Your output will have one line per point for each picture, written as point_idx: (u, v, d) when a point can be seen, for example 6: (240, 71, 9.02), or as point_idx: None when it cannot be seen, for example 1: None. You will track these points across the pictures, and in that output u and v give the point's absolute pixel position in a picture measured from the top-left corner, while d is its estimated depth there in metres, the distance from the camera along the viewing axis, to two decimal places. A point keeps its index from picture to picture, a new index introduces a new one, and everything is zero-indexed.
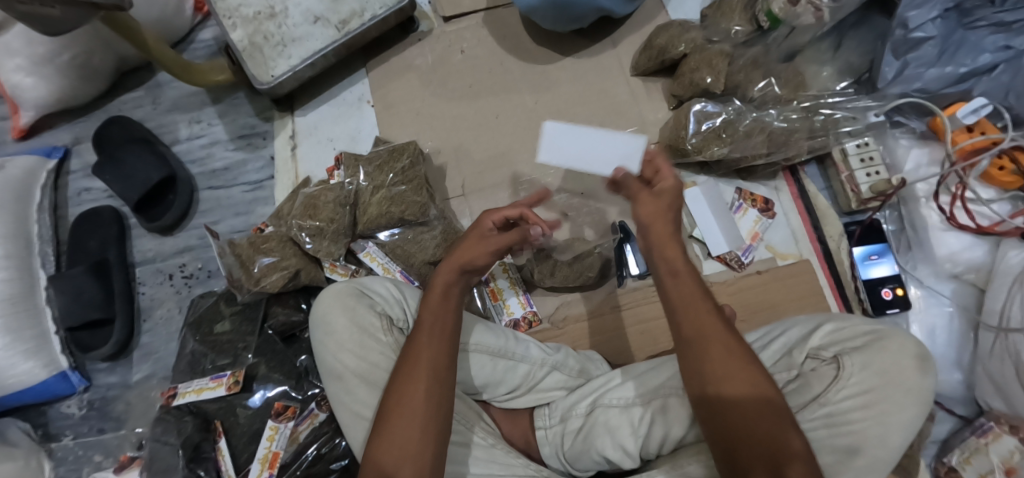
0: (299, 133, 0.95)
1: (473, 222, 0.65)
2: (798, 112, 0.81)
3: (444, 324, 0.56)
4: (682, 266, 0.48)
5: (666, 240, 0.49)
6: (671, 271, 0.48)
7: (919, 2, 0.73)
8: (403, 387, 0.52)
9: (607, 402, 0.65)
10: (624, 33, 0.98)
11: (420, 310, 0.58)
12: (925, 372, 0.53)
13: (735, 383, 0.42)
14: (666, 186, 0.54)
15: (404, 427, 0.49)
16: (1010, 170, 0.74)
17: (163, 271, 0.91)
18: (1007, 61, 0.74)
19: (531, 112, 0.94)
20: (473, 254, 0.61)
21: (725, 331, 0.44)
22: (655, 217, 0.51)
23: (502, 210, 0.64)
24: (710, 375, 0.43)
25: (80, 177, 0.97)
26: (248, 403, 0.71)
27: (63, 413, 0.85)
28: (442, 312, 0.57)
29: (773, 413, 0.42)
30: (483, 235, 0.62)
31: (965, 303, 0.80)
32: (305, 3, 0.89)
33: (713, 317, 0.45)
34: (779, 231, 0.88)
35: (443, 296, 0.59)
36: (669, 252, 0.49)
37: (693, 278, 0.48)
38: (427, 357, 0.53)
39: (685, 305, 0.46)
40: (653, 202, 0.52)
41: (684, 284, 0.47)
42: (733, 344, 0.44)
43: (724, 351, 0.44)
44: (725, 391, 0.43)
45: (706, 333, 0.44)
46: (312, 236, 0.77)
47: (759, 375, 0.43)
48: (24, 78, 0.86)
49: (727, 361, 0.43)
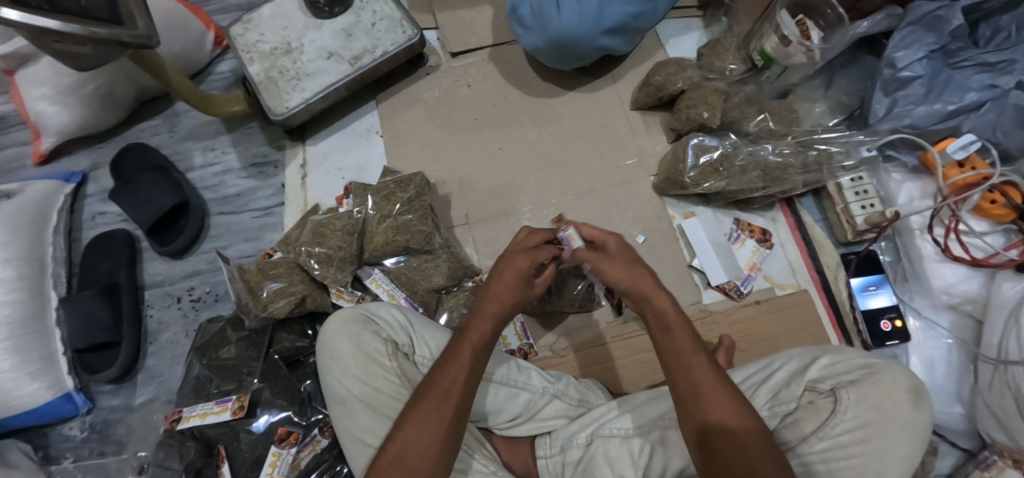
0: (310, 163, 0.98)
1: (505, 259, 0.64)
2: (792, 147, 0.85)
3: (477, 367, 0.57)
4: (675, 321, 0.54)
5: (655, 298, 0.55)
6: (664, 328, 0.53)
7: (906, 43, 0.77)
8: (425, 420, 0.52)
9: (607, 433, 0.65)
10: (623, 70, 1.02)
11: (454, 344, 0.59)
12: (920, 406, 0.54)
13: (724, 418, 0.47)
14: (619, 252, 0.62)
15: (420, 463, 0.50)
16: (1001, 203, 0.77)
17: (172, 295, 0.92)
18: (993, 100, 0.77)
19: (534, 144, 0.97)
20: (509, 298, 0.61)
21: (714, 376, 0.49)
22: (634, 281, 0.58)
23: (538, 250, 0.65)
24: (702, 411, 0.48)
25: (96, 201, 1.00)
26: (252, 428, 0.71)
27: (64, 435, 0.85)
28: (480, 357, 0.58)
29: (756, 445, 0.45)
30: (525, 276, 0.62)
31: (964, 336, 0.80)
32: (320, 40, 0.93)
33: (703, 363, 0.50)
34: (777, 262, 0.89)
35: (483, 340, 0.59)
36: (659, 310, 0.55)
37: (686, 331, 0.53)
38: (456, 395, 0.54)
39: (678, 356, 0.51)
40: (620, 267, 0.59)
41: (676, 336, 0.52)
42: (717, 385, 0.48)
43: (714, 395, 0.48)
44: (715, 427, 0.47)
45: (696, 379, 0.49)
46: (320, 263, 0.79)
47: (744, 414, 0.47)
48: (49, 106, 0.90)
49: (716, 402, 0.47)
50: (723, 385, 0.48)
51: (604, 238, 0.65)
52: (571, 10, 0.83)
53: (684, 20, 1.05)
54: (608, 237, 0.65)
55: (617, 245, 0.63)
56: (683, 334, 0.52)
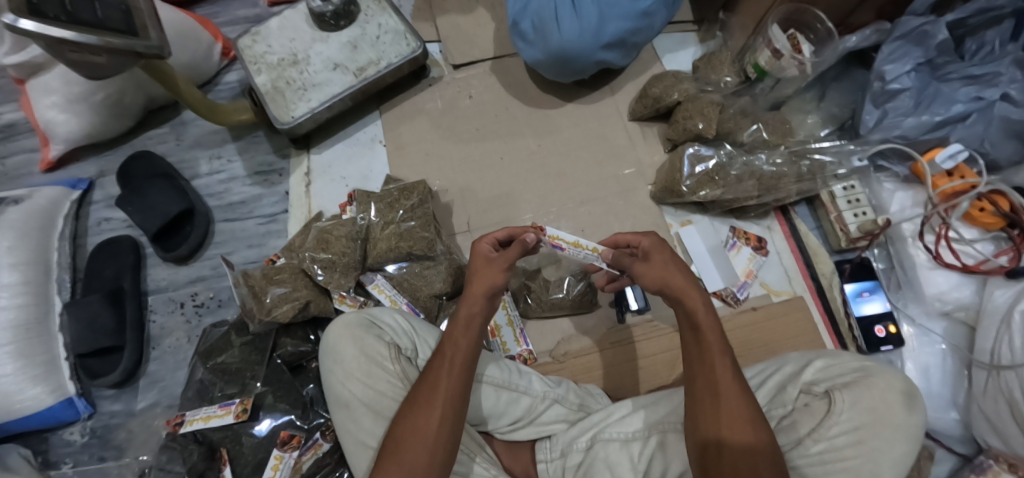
0: (314, 171, 0.99)
1: (470, 254, 0.67)
2: (785, 157, 0.86)
3: (464, 355, 0.59)
4: (707, 323, 0.54)
5: (685, 291, 0.56)
6: (694, 326, 0.54)
7: (894, 57, 0.79)
8: (418, 411, 0.55)
9: (606, 437, 0.66)
10: (622, 83, 1.04)
11: (442, 338, 0.61)
12: (911, 408, 0.55)
13: (736, 430, 0.48)
14: (651, 248, 0.61)
15: (414, 452, 0.52)
16: (990, 211, 0.78)
17: (175, 300, 0.93)
18: (980, 111, 0.79)
19: (534, 154, 0.99)
20: (479, 280, 0.62)
21: (738, 388, 0.51)
22: (666, 277, 0.57)
23: (490, 234, 0.68)
24: (717, 420, 0.49)
25: (102, 207, 1.01)
26: (254, 432, 0.72)
27: (65, 440, 0.86)
28: (463, 343, 0.59)
29: (765, 460, 0.47)
30: (487, 258, 0.64)
31: (957, 342, 0.81)
32: (326, 52, 0.96)
33: (727, 371, 0.51)
34: (773, 270, 0.90)
35: (466, 326, 0.60)
36: (691, 310, 0.55)
37: (718, 335, 0.54)
38: (445, 385, 0.56)
39: (705, 359, 0.53)
40: (654, 267, 0.59)
41: (707, 339, 0.53)
42: (739, 394, 0.50)
43: (733, 408, 0.49)
44: (727, 436, 0.48)
45: (718, 388, 0.51)
46: (323, 268, 0.80)
47: (758, 428, 0.49)
48: (59, 114, 0.92)
49: (734, 414, 0.49)
50: (742, 396, 0.50)
51: (640, 239, 0.63)
52: (571, 25, 0.86)
53: (680, 35, 1.08)
54: (643, 237, 0.63)
55: (651, 243, 0.61)
56: (714, 338, 0.53)
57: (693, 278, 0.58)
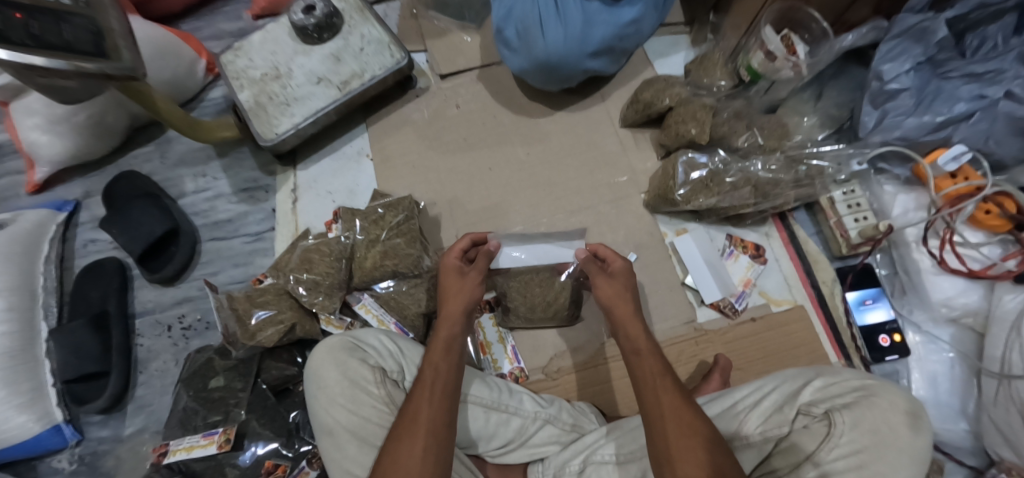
0: (300, 187, 0.97)
1: (440, 268, 0.72)
2: (781, 162, 0.83)
3: (445, 383, 0.58)
4: (645, 346, 0.59)
5: (624, 319, 0.63)
6: (632, 351, 0.60)
7: (893, 55, 0.76)
8: (401, 443, 0.53)
9: (598, 459, 0.64)
10: (612, 88, 1.02)
11: (421, 363, 0.61)
12: (916, 429, 0.52)
13: (686, 449, 0.48)
14: (618, 268, 0.68)
15: None
16: (996, 213, 0.76)
17: (162, 323, 0.92)
18: (983, 109, 0.76)
19: (523, 163, 0.97)
20: (458, 294, 0.67)
21: (680, 400, 0.52)
22: (614, 301, 0.65)
23: (457, 246, 0.73)
24: (666, 437, 0.49)
25: (88, 229, 1.00)
26: (237, 462, 0.70)
27: (53, 468, 0.84)
28: (443, 366, 0.60)
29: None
30: (460, 271, 0.70)
31: (966, 350, 0.79)
32: (309, 65, 0.94)
33: (670, 389, 0.53)
34: (771, 278, 0.88)
35: (445, 349, 0.62)
36: (630, 335, 0.61)
37: (656, 356, 0.58)
38: (426, 415, 0.55)
39: (643, 382, 0.56)
40: (613, 285, 0.66)
41: (642, 361, 0.58)
42: (686, 412, 0.51)
43: (678, 420, 0.50)
44: (681, 456, 0.48)
45: (662, 405, 0.52)
46: (307, 288, 0.78)
47: (709, 435, 0.49)
48: (41, 136, 0.91)
49: (681, 426, 0.50)
50: (690, 413, 0.51)
51: (616, 258, 0.69)
52: (555, 33, 0.84)
53: (672, 37, 1.05)
54: (617, 259, 0.69)
55: (621, 266, 0.68)
56: (648, 359, 0.57)
57: (636, 305, 0.65)
